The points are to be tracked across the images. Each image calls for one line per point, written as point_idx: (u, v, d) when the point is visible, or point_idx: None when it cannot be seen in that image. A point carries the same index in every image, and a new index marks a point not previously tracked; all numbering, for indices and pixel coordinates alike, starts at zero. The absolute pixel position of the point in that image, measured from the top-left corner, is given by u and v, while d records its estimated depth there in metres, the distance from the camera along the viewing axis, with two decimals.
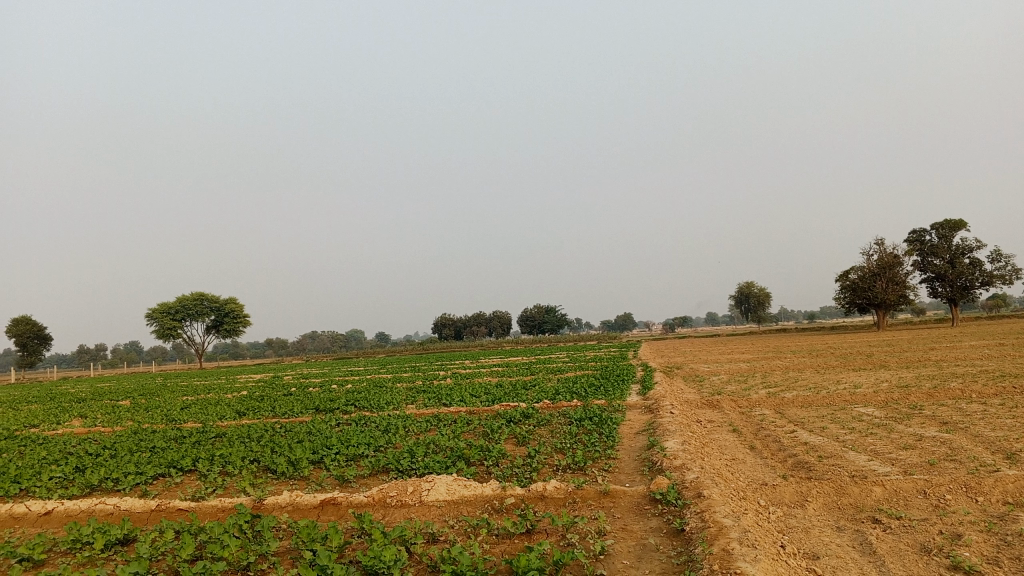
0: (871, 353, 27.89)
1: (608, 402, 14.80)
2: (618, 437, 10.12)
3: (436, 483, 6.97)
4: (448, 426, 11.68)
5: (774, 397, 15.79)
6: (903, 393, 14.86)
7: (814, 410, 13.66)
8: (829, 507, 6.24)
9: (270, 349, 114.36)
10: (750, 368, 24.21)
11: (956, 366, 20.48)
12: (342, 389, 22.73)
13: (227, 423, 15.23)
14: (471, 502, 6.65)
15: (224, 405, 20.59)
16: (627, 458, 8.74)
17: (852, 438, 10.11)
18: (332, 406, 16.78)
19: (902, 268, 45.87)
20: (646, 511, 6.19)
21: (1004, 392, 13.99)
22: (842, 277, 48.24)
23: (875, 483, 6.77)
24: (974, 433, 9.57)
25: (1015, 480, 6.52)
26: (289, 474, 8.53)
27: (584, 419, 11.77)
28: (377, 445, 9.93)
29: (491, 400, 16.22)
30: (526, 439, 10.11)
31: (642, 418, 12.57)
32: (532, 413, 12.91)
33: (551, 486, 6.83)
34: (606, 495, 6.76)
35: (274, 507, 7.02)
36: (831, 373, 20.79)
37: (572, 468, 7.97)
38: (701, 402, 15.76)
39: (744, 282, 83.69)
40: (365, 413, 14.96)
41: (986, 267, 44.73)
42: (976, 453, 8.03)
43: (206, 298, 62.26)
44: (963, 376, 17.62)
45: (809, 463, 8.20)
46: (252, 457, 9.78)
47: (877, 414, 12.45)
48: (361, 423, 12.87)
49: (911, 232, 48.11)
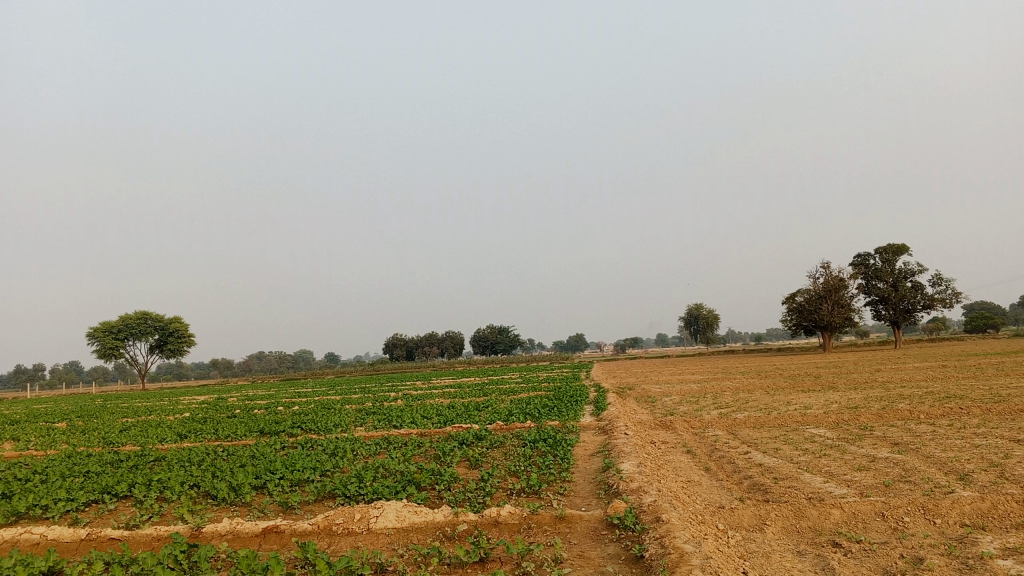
0: (819, 374, 28.27)
1: (562, 423, 14.63)
2: (572, 459, 9.93)
3: (385, 509, 6.69)
4: (398, 449, 11.37)
5: (726, 418, 15.79)
6: (853, 414, 14.97)
7: (766, 430, 13.69)
8: (787, 531, 6.12)
9: (216, 370, 111.91)
10: (701, 388, 24.28)
11: (902, 387, 20.81)
12: (290, 410, 22.21)
13: (167, 446, 14.67)
14: (422, 529, 6.39)
15: (166, 426, 19.99)
16: (582, 481, 8.55)
17: (806, 459, 10.09)
18: (279, 429, 16.32)
19: (847, 291, 46.77)
20: (603, 536, 6.00)
21: (951, 413, 14.18)
22: (789, 299, 49.03)
23: (834, 505, 6.67)
24: (926, 454, 9.61)
25: (971, 501, 6.49)
26: (230, 500, 8.16)
27: (538, 440, 11.56)
28: (324, 470, 9.58)
29: (442, 422, 15.92)
30: (479, 463, 9.85)
31: (597, 439, 12.41)
32: (485, 435, 12.65)
33: (505, 511, 6.59)
34: (561, 520, 6.55)
35: (213, 535, 6.67)
36: (781, 394, 20.94)
37: (526, 492, 7.75)
38: (654, 422, 15.67)
39: (694, 303, 84.76)
40: (312, 435, 14.55)
41: (927, 290, 45.88)
42: (930, 474, 8.02)
43: (150, 316, 60.65)
44: (910, 397, 17.89)
45: (765, 485, 8.11)
46: (192, 482, 9.36)
47: (829, 435, 12.47)
48: (308, 446, 12.47)
49: (856, 256, 49.16)
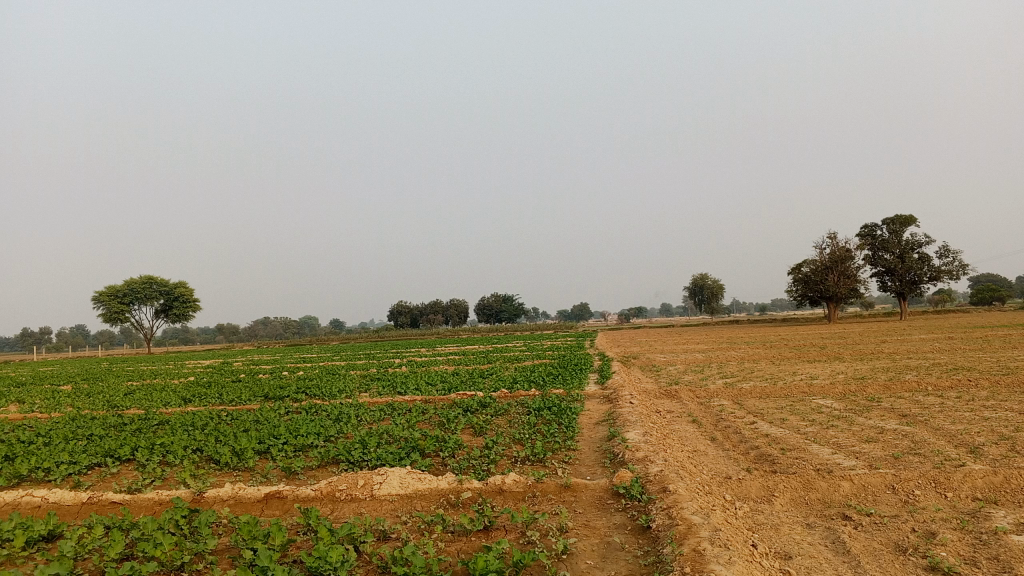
0: (825, 344, 28.19)
1: (567, 391, 14.55)
2: (577, 427, 9.85)
3: (389, 476, 6.61)
4: (402, 415, 11.32)
5: (732, 387, 15.70)
6: (860, 385, 14.88)
7: (772, 401, 13.60)
8: (796, 503, 6.04)
9: (221, 335, 112.30)
10: (706, 358, 24.21)
11: (909, 359, 20.71)
12: (295, 375, 22.23)
13: (172, 410, 14.66)
14: (426, 496, 6.31)
15: (170, 391, 20.00)
16: (587, 449, 8.47)
17: (813, 429, 10.01)
18: (283, 393, 16.30)
19: (854, 262, 46.48)
20: (609, 506, 5.92)
21: (960, 385, 14.06)
22: (795, 270, 48.79)
23: (843, 477, 6.57)
24: (936, 426, 9.51)
25: (983, 475, 6.38)
26: (233, 465, 8.11)
27: (543, 408, 11.50)
28: (327, 435, 9.51)
29: (446, 388, 15.86)
30: (483, 430, 9.78)
31: (602, 408, 12.35)
32: (489, 402, 12.59)
33: (510, 479, 6.51)
34: (567, 489, 6.47)
35: (215, 500, 6.61)
36: (786, 365, 20.84)
37: (531, 460, 7.68)
38: (659, 391, 15.60)
39: (699, 273, 84.54)
40: (316, 401, 14.52)
41: (934, 262, 45.59)
42: (940, 447, 7.92)
43: (155, 281, 60.59)
44: (917, 369, 17.79)
45: (772, 456, 8.03)
46: (195, 447, 9.32)
47: (835, 406, 12.37)
48: (311, 412, 12.44)
49: (863, 227, 48.79)
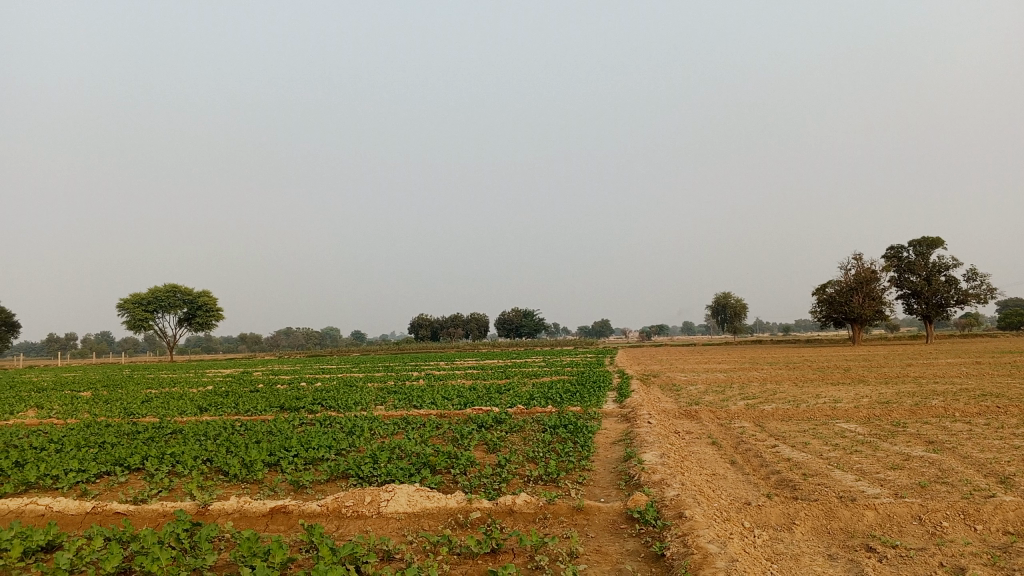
0: (848, 367, 27.73)
1: (584, 409, 14.34)
2: (593, 447, 9.65)
3: (396, 493, 6.44)
4: (415, 429, 11.16)
5: (753, 409, 15.40)
6: (885, 410, 14.52)
7: (794, 424, 13.29)
8: (818, 532, 5.80)
9: (243, 344, 112.99)
10: (728, 378, 23.87)
11: (935, 383, 20.27)
12: (312, 387, 22.16)
13: (186, 419, 14.60)
14: (434, 515, 6.14)
15: (187, 399, 19.97)
16: (603, 470, 8.26)
17: (836, 455, 9.73)
18: (298, 405, 16.22)
19: (879, 283, 45.84)
20: (622, 530, 5.72)
21: (988, 411, 13.68)
22: (819, 291, 48.20)
23: (867, 506, 6.32)
24: (963, 454, 9.20)
25: (1015, 508, 6.11)
26: (241, 477, 7.99)
27: (559, 426, 11.29)
28: (338, 448, 9.38)
29: (462, 403, 15.71)
30: (497, 447, 9.60)
31: (619, 427, 12.13)
32: (504, 418, 12.40)
33: (521, 499, 6.33)
34: (579, 511, 6.27)
35: (219, 513, 6.48)
36: (810, 387, 20.47)
37: (544, 479, 7.49)
38: (678, 411, 15.33)
39: (721, 292, 83.97)
40: (331, 413, 14.42)
41: (962, 285, 44.86)
42: (969, 476, 7.63)
43: (179, 290, 61.01)
44: (943, 394, 17.38)
45: (793, 481, 7.78)
46: (205, 457, 9.21)
47: (860, 430, 12.08)
48: (325, 424, 12.32)
49: (888, 248, 48.17)
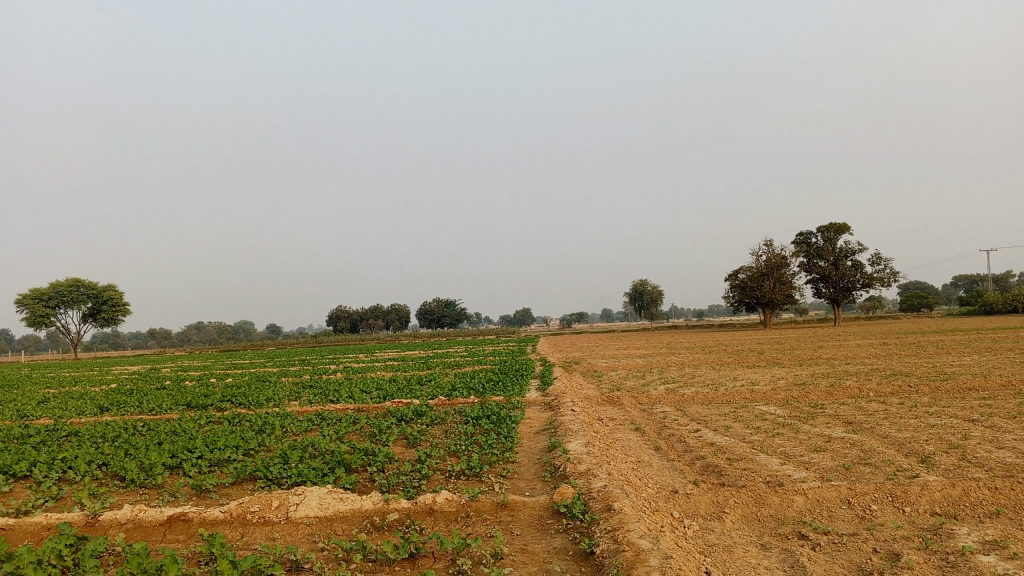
0: (763, 350, 28.28)
1: (507, 398, 14.06)
2: (516, 438, 9.35)
3: (307, 496, 6.00)
4: (331, 426, 10.67)
5: (674, 393, 15.40)
6: (802, 391, 14.71)
7: (715, 407, 13.30)
8: (748, 520, 5.65)
9: (153, 340, 108.94)
10: (647, 363, 24.03)
11: (847, 364, 20.79)
12: (223, 383, 21.20)
13: (84, 420, 13.67)
14: (348, 519, 5.73)
15: (87, 399, 18.82)
16: (526, 462, 7.96)
17: (759, 438, 9.68)
18: (206, 402, 15.44)
19: (790, 269, 47.09)
20: (548, 527, 5.43)
21: (900, 391, 14.00)
22: (733, 276, 49.24)
23: (796, 491, 6.20)
24: (882, 434, 9.28)
25: (941, 487, 6.06)
26: (139, 482, 7.39)
27: (481, 417, 10.95)
28: (247, 449, 8.82)
29: (381, 396, 15.22)
30: (417, 442, 9.19)
31: (542, 416, 11.87)
32: (424, 410, 12.00)
33: (441, 497, 5.97)
34: (503, 507, 5.95)
35: (110, 524, 5.90)
36: (727, 370, 20.72)
37: (466, 474, 7.15)
38: (600, 398, 15.18)
39: (638, 279, 85.24)
40: (241, 410, 13.72)
41: (867, 269, 46.47)
42: (891, 457, 7.63)
43: (82, 284, 58.24)
44: (856, 374, 17.79)
45: (719, 467, 7.65)
46: (100, 461, 8.52)
47: (780, 413, 12.14)
48: (234, 422, 11.68)
49: (798, 235, 49.52)
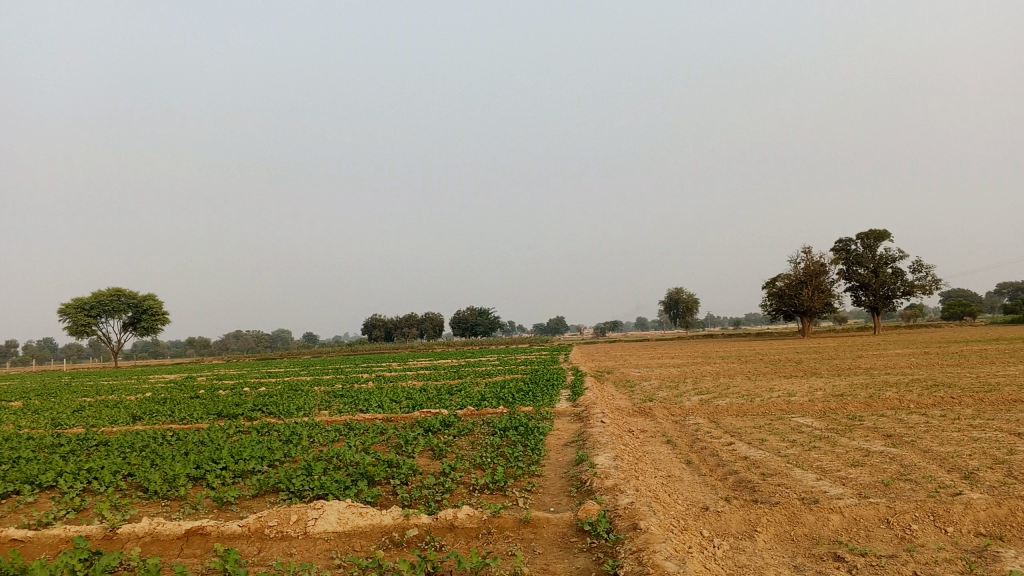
0: (801, 360, 27.72)
1: (536, 409, 13.88)
2: (544, 450, 9.18)
3: (326, 510, 5.88)
4: (357, 436, 10.56)
5: (708, 404, 15.10)
6: (840, 402, 14.33)
7: (749, 419, 13.00)
8: (780, 539, 5.42)
9: (192, 348, 110.39)
10: (681, 373, 23.69)
11: (887, 374, 20.25)
12: (255, 391, 21.25)
13: (115, 429, 13.73)
14: (366, 534, 5.60)
15: (121, 407, 18.98)
16: (552, 476, 7.77)
17: (794, 452, 9.39)
18: (237, 411, 15.47)
19: (828, 276, 46.27)
20: (572, 545, 5.25)
21: (943, 402, 13.56)
22: (769, 284, 48.55)
23: (832, 509, 5.93)
24: (923, 448, 8.95)
25: (986, 507, 5.76)
26: (162, 494, 7.33)
27: (509, 428, 10.78)
28: (272, 459, 8.75)
29: (410, 406, 15.11)
30: (443, 454, 9.04)
31: (572, 427, 11.67)
32: (452, 421, 11.86)
33: (462, 512, 5.80)
34: (526, 524, 5.78)
35: (128, 538, 5.81)
36: (763, 380, 20.34)
37: (490, 487, 6.99)
38: (632, 409, 14.94)
39: (673, 287, 84.51)
40: (271, 420, 13.68)
41: (907, 277, 45.49)
42: (932, 472, 7.33)
43: (122, 294, 59.19)
44: (896, 385, 17.30)
45: (752, 482, 7.40)
46: (126, 472, 8.49)
47: (816, 425, 11.80)
48: (262, 432, 11.64)
49: (836, 242, 48.65)
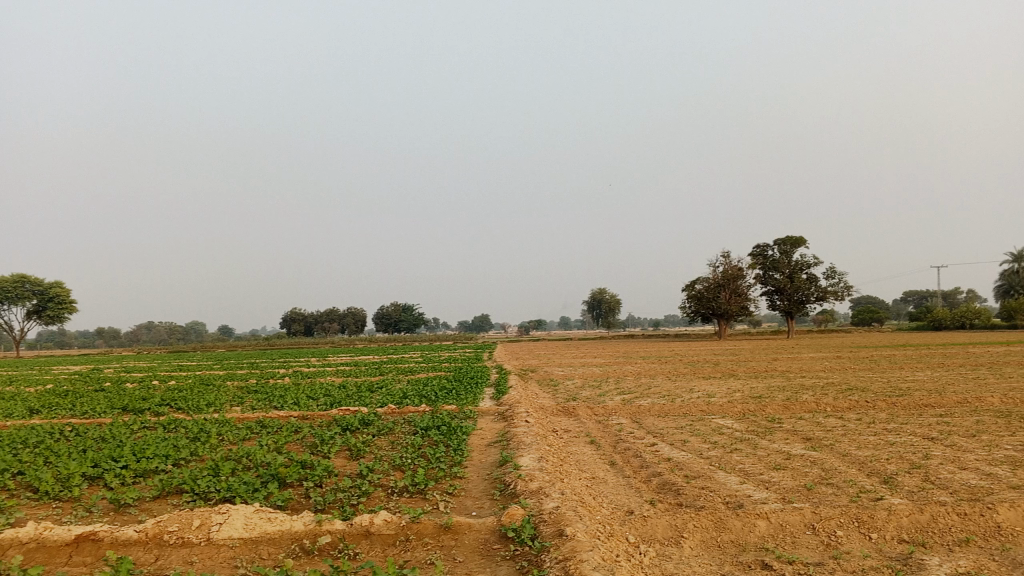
0: (718, 361, 28.18)
1: (459, 407, 13.62)
2: (466, 450, 8.92)
3: (232, 515, 5.49)
4: (271, 434, 10.11)
5: (631, 404, 15.09)
6: (759, 405, 14.49)
7: (671, 420, 13.01)
8: (707, 546, 5.30)
9: (101, 339, 105.80)
10: (603, 372, 23.79)
11: (802, 378, 20.71)
12: (165, 385, 20.32)
13: (8, 424, 12.86)
14: (275, 542, 5.25)
15: (19, 400, 17.88)
16: (475, 478, 7.51)
17: (717, 454, 9.38)
18: (144, 406, 14.71)
19: (745, 281, 47.34)
20: (493, 553, 5.01)
21: (858, 406, 13.86)
22: (689, 287, 49.40)
23: (758, 515, 5.85)
24: (842, 451, 9.05)
25: (909, 513, 5.76)
26: (52, 495, 6.78)
27: (431, 427, 10.48)
28: (177, 459, 8.24)
29: (329, 404, 14.64)
30: (360, 454, 8.69)
31: (495, 427, 11.45)
32: (371, 420, 11.46)
33: (379, 518, 5.49)
34: (446, 530, 5.50)
35: (10, 544, 5.31)
36: (683, 381, 20.50)
37: (409, 490, 6.70)
38: (555, 408, 14.81)
39: (597, 288, 85.34)
40: (179, 415, 13.03)
41: (820, 283, 46.92)
42: (852, 477, 7.36)
43: (27, 281, 56.42)
44: (812, 388, 17.68)
45: (677, 484, 7.31)
46: (14, 470, 7.87)
47: (737, 427, 11.87)
48: (170, 429, 11.05)
49: (753, 248, 49.83)
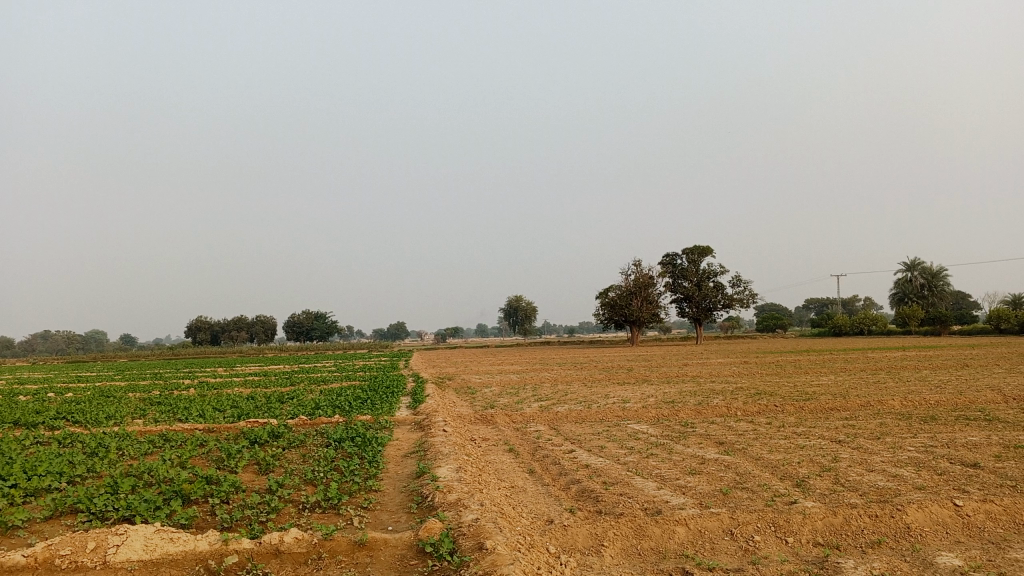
0: (631, 367, 28.55)
1: (374, 417, 13.33)
2: (381, 462, 8.69)
3: (130, 535, 5.15)
4: (175, 448, 9.64)
5: (548, 411, 15.06)
6: (672, 410, 14.69)
7: (588, 426, 13.05)
8: (627, 554, 5.26)
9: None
10: (519, 379, 23.77)
11: (712, 383, 21.14)
12: (61, 397, 19.28)
13: None
14: (177, 564, 4.94)
15: None
16: (390, 491, 7.30)
17: (633, 459, 9.41)
18: (37, 420, 13.86)
19: (655, 288, 48.24)
20: (411, 569, 4.84)
21: (767, 410, 14.17)
22: (602, 295, 50.03)
23: (677, 521, 5.84)
24: (754, 455, 9.21)
25: (823, 516, 5.85)
26: None
27: (345, 439, 10.19)
28: (72, 476, 7.76)
29: (236, 415, 14.08)
30: (270, 468, 8.36)
31: (411, 436, 11.24)
32: (282, 432, 11.08)
33: (290, 536, 5.24)
34: (361, 547, 5.30)
35: None
36: (599, 387, 20.64)
37: (322, 505, 6.45)
38: (473, 416, 14.68)
39: (512, 295, 85.55)
40: (75, 429, 12.33)
41: (727, 290, 48.21)
42: (766, 481, 7.48)
43: None
44: (722, 393, 18.04)
45: (595, 491, 7.27)
46: None
47: (652, 432, 11.95)
48: (64, 444, 10.41)
49: (663, 256, 50.86)
